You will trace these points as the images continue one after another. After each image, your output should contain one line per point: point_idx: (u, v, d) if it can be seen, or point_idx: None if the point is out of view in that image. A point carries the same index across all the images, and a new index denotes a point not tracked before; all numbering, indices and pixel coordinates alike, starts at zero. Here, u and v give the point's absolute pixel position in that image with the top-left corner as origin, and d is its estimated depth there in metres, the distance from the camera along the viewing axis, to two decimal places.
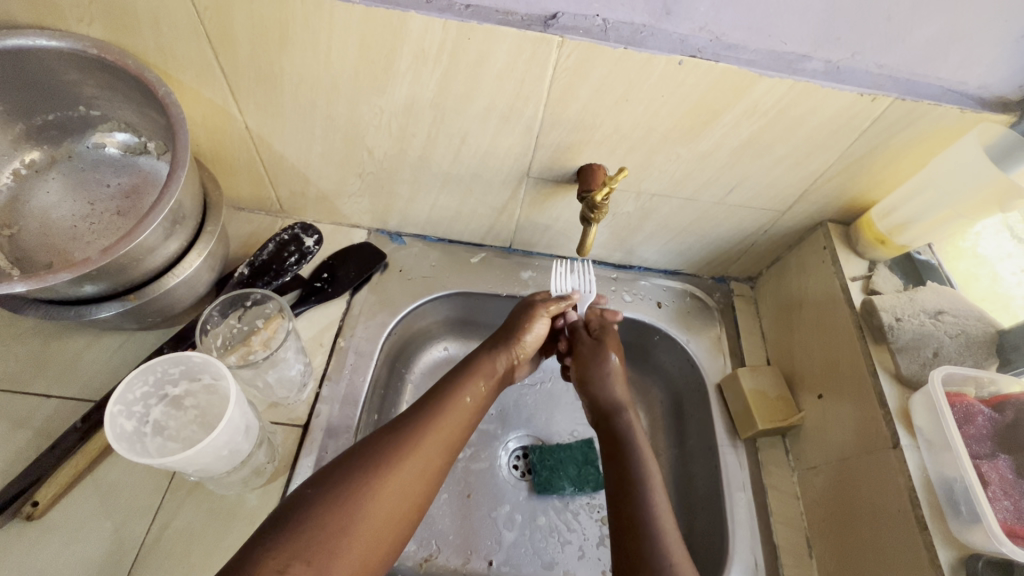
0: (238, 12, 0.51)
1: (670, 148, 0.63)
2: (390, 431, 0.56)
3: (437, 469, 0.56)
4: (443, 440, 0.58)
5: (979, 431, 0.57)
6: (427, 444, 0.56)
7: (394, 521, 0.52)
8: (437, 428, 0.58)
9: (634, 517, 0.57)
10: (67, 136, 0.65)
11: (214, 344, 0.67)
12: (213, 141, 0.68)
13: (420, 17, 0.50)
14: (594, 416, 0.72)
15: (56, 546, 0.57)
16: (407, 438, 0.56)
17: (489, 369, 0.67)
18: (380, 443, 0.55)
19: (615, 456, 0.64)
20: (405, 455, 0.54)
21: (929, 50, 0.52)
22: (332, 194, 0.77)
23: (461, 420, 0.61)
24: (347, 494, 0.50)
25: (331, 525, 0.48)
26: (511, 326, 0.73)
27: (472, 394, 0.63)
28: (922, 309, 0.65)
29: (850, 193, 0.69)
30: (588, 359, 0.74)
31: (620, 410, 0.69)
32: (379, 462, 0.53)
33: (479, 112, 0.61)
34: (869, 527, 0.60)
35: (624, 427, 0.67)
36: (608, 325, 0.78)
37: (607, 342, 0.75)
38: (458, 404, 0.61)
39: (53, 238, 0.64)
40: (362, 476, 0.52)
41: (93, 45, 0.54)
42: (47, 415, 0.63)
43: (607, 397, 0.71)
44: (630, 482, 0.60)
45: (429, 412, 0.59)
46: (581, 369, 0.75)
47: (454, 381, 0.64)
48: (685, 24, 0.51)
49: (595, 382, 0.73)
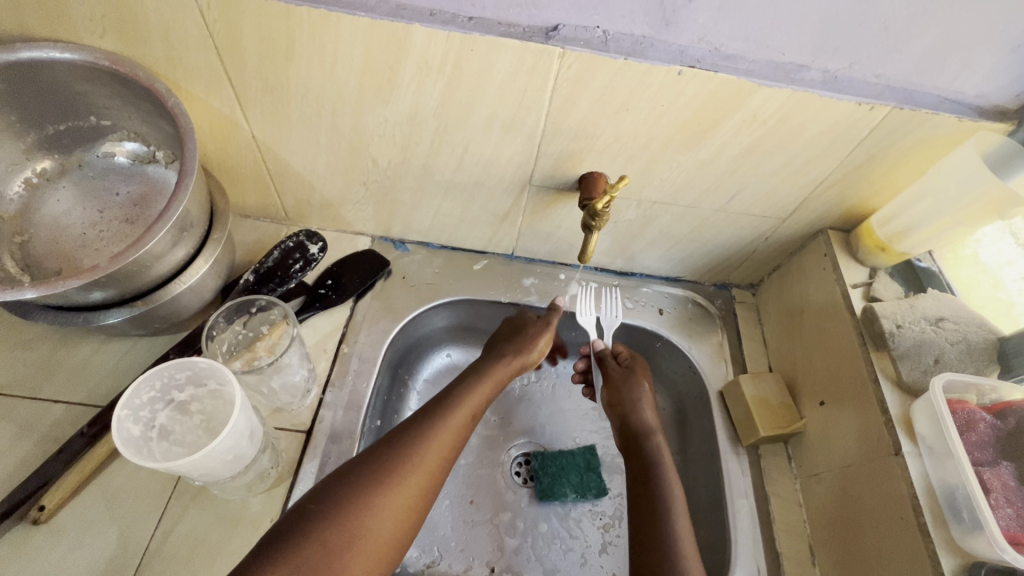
0: (248, 23, 0.52)
1: (670, 156, 0.64)
2: (392, 444, 0.57)
3: (433, 482, 0.57)
4: (443, 452, 0.58)
5: (980, 438, 0.57)
6: (424, 457, 0.57)
7: (393, 534, 0.53)
8: (436, 438, 0.58)
9: (658, 543, 0.58)
10: (77, 146, 0.66)
11: (220, 349, 0.68)
12: (220, 149, 0.69)
13: (424, 28, 0.51)
14: (623, 438, 0.72)
15: (61, 550, 0.58)
16: (405, 450, 0.56)
17: (498, 377, 0.69)
18: (380, 455, 0.55)
19: (643, 480, 0.65)
20: (408, 468, 0.55)
21: (926, 61, 0.53)
22: (337, 201, 0.78)
23: (457, 433, 0.61)
24: (349, 505, 0.51)
25: (329, 541, 0.49)
26: (523, 336, 0.74)
27: (472, 404, 0.64)
28: (922, 316, 0.65)
29: (850, 201, 0.70)
30: (619, 384, 0.74)
31: (649, 435, 0.70)
32: (378, 474, 0.54)
33: (481, 122, 0.62)
34: (869, 534, 0.60)
35: (653, 454, 0.67)
36: (637, 357, 0.79)
37: (637, 371, 0.75)
38: (460, 414, 0.62)
39: (62, 245, 0.65)
40: (361, 490, 0.52)
41: (104, 57, 0.56)
42: (55, 419, 0.64)
43: (636, 420, 0.71)
44: (653, 507, 0.61)
45: (426, 423, 0.59)
46: (611, 398, 0.75)
47: (456, 394, 0.64)
48: (684, 35, 0.52)
49: (625, 408, 0.73)
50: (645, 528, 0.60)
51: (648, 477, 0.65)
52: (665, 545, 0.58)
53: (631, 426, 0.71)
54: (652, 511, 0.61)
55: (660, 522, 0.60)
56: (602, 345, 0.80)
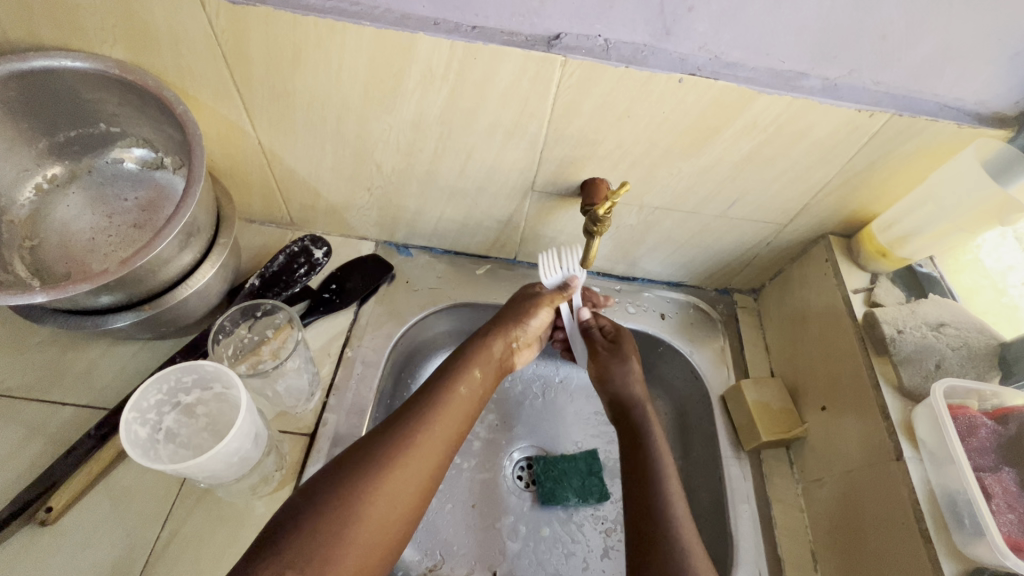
0: (255, 32, 0.53)
1: (671, 163, 0.65)
2: (387, 433, 0.57)
3: (433, 469, 0.57)
4: (439, 437, 0.58)
5: (982, 443, 0.57)
6: (420, 445, 0.57)
7: (390, 524, 0.53)
8: (430, 424, 0.58)
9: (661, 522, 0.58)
10: (87, 152, 0.68)
11: (225, 352, 0.69)
12: (228, 156, 0.70)
13: (428, 38, 0.52)
14: (614, 413, 0.73)
15: (69, 550, 0.59)
16: (400, 440, 0.56)
17: (490, 355, 0.69)
18: (376, 443, 0.56)
19: (637, 445, 0.66)
20: (401, 456, 0.55)
21: (924, 69, 0.53)
22: (341, 206, 0.78)
23: (453, 417, 0.61)
24: (343, 497, 0.51)
25: (324, 529, 0.49)
26: (515, 310, 0.73)
27: (467, 384, 0.64)
28: (923, 321, 0.66)
29: (851, 206, 0.70)
30: (608, 360, 0.75)
31: (636, 406, 0.71)
32: (374, 464, 0.54)
33: (484, 129, 0.62)
34: (871, 538, 0.60)
35: (643, 427, 0.68)
36: (622, 330, 0.79)
37: (625, 345, 0.76)
38: (454, 397, 0.62)
39: (72, 250, 0.66)
40: (357, 480, 0.52)
41: (115, 65, 0.57)
42: (62, 422, 0.65)
43: (625, 394, 0.73)
44: (647, 484, 0.62)
45: (423, 411, 0.59)
46: (602, 371, 0.75)
47: (449, 376, 0.64)
48: (685, 44, 0.52)
49: (615, 384, 0.74)
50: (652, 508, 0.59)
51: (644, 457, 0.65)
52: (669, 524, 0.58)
53: (620, 397, 0.73)
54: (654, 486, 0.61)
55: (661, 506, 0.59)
56: (578, 285, 0.75)
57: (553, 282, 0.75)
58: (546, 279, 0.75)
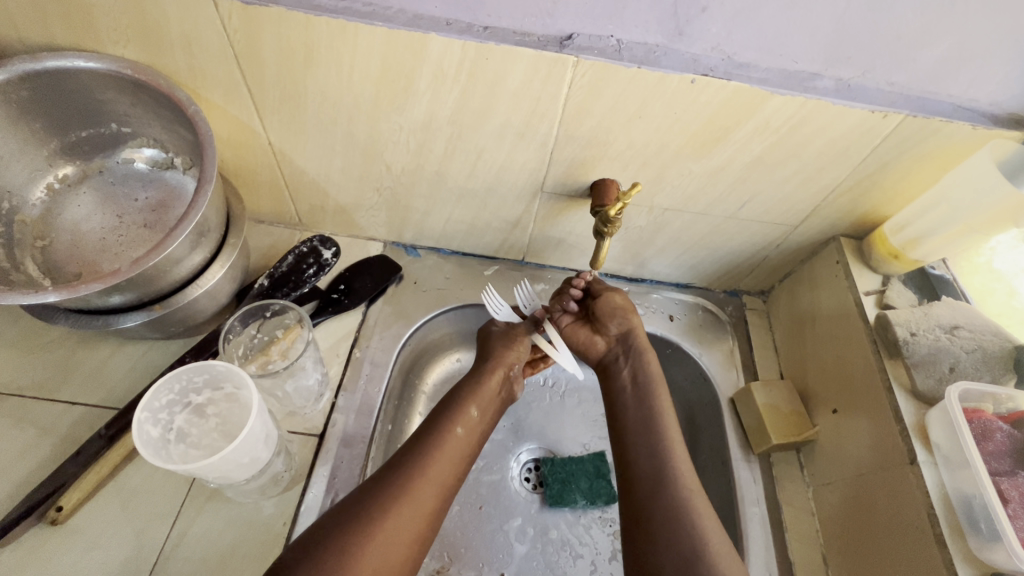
0: (266, 33, 0.53)
1: (682, 164, 0.64)
2: (382, 479, 0.57)
3: (429, 514, 0.56)
4: (436, 480, 0.58)
5: (997, 447, 0.56)
6: (413, 493, 0.56)
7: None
8: (427, 468, 0.58)
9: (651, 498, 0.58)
10: (98, 152, 0.68)
11: (235, 352, 0.69)
12: (238, 156, 0.70)
13: (440, 38, 0.52)
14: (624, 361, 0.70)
15: (79, 550, 0.59)
16: (396, 486, 0.56)
17: (485, 394, 0.68)
18: (373, 489, 0.56)
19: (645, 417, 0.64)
20: (397, 502, 0.55)
21: (940, 69, 0.53)
22: (350, 207, 0.78)
23: (450, 463, 0.60)
24: (337, 546, 0.51)
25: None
26: (502, 340, 0.72)
27: (462, 423, 0.64)
28: (936, 324, 0.65)
29: (863, 208, 0.69)
30: (623, 306, 0.72)
31: (648, 352, 0.70)
32: (368, 513, 0.54)
33: (495, 130, 0.62)
34: (885, 569, 0.59)
35: (661, 401, 0.66)
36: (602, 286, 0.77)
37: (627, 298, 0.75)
38: (451, 438, 0.62)
39: (83, 250, 0.66)
40: (354, 527, 0.52)
41: (127, 66, 0.57)
42: (73, 422, 0.65)
43: (641, 343, 0.71)
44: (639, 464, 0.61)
45: (418, 454, 0.59)
46: (620, 317, 0.71)
47: (443, 418, 0.64)
48: (698, 44, 0.52)
49: (633, 332, 0.71)
50: (649, 512, 0.57)
51: (659, 444, 0.62)
52: (684, 517, 0.55)
53: (638, 348, 0.70)
54: (659, 487, 0.58)
55: (659, 506, 0.57)
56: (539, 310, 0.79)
57: (502, 317, 0.76)
58: (499, 316, 0.76)
